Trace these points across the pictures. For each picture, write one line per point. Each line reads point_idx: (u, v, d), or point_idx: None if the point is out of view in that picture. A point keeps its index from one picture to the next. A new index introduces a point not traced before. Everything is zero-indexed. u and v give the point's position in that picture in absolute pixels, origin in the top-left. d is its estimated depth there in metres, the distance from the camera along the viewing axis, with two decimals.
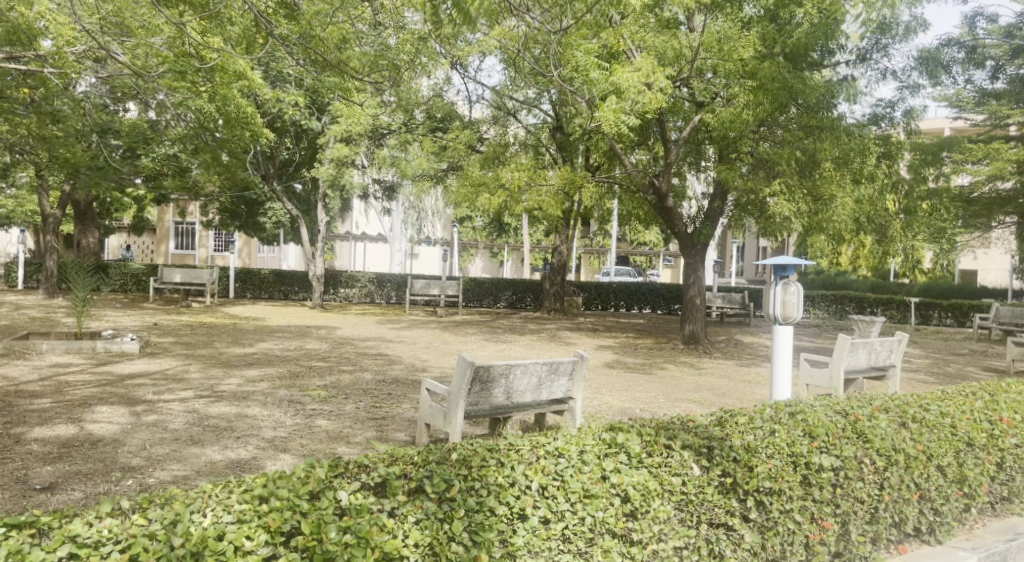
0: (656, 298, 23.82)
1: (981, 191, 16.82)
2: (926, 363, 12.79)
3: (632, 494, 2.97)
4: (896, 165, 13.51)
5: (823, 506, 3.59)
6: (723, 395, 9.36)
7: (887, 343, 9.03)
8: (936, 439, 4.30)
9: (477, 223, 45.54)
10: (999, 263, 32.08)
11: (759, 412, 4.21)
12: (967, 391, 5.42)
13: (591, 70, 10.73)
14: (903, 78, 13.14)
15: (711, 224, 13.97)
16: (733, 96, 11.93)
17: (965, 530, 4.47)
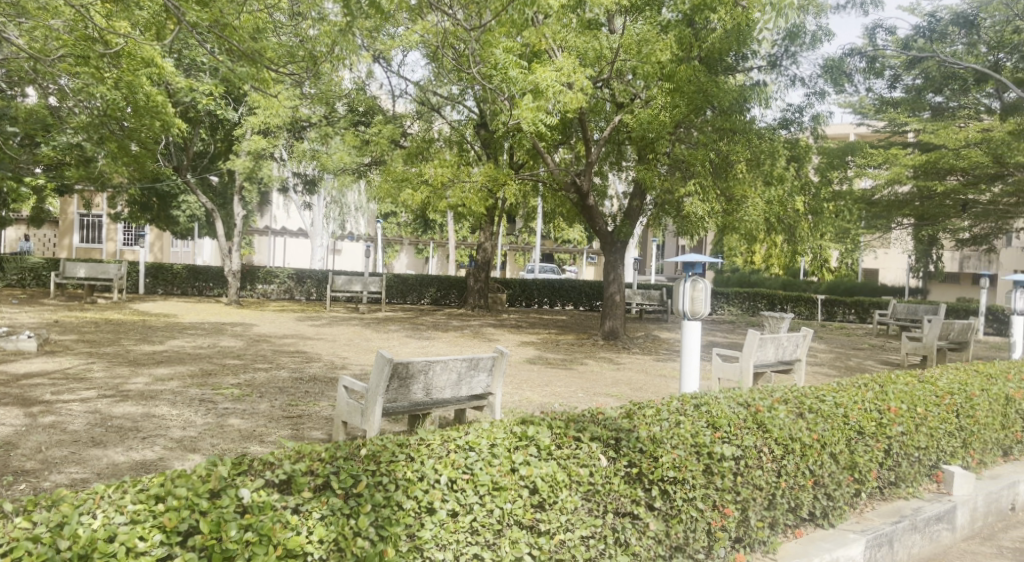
0: (579, 295, 24.15)
1: (882, 195, 18.07)
2: (829, 357, 13.43)
3: (541, 486, 3.05)
4: (803, 169, 14.14)
5: (724, 494, 3.75)
6: (639, 389, 9.60)
7: (794, 338, 9.45)
8: (830, 428, 4.56)
9: (401, 219, 45.24)
10: (898, 263, 33.86)
11: (665, 404, 4.37)
12: (860, 382, 5.75)
13: (509, 68, 10.73)
14: (810, 84, 13.74)
15: (631, 222, 14.26)
16: (651, 97, 12.23)
17: (856, 514, 4.75)
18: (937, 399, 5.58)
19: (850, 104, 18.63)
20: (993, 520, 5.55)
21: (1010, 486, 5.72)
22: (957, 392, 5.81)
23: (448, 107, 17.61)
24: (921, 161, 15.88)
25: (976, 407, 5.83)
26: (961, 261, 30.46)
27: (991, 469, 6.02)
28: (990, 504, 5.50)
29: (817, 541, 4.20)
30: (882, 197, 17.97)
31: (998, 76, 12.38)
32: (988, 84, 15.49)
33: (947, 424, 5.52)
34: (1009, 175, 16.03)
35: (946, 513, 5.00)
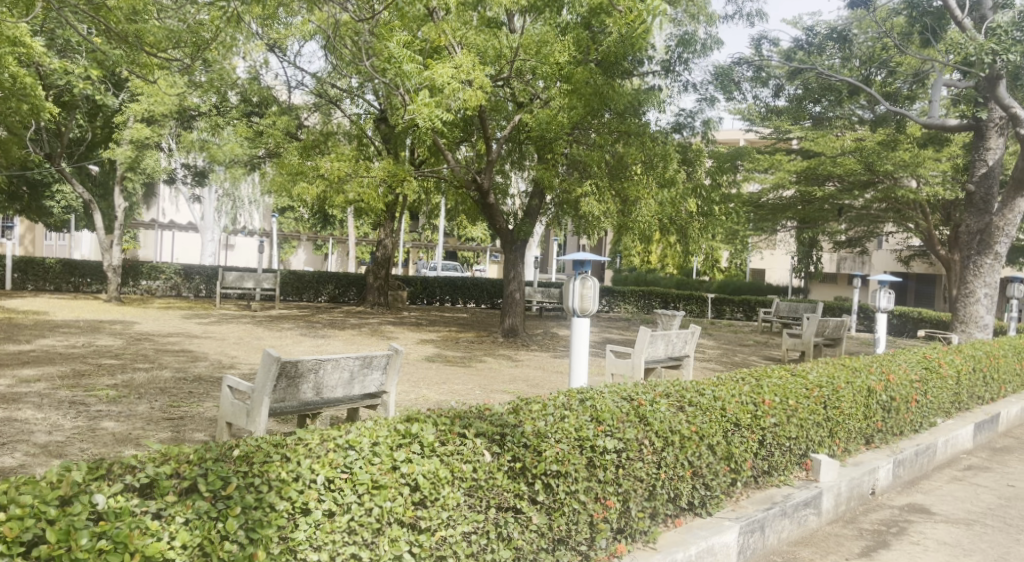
0: (480, 293, 24.23)
1: (768, 198, 18.97)
2: (717, 353, 14.00)
3: (422, 483, 3.02)
4: (694, 173, 14.70)
5: (606, 486, 3.85)
6: (535, 386, 9.71)
7: (682, 334, 9.78)
8: (708, 421, 4.79)
9: (299, 214, 44.08)
10: (782, 263, 35.69)
11: (552, 399, 4.44)
12: (738, 376, 6.04)
13: (404, 63, 10.55)
14: (701, 91, 14.29)
15: (531, 220, 14.38)
16: (551, 98, 12.37)
17: (732, 502, 4.99)
18: (807, 391, 5.93)
19: (739, 110, 19.49)
20: (856, 504, 5.96)
21: (871, 472, 6.16)
22: (826, 385, 6.19)
23: (347, 101, 17.29)
24: (802, 168, 16.81)
25: (842, 399, 6.23)
26: (838, 261, 32.44)
27: (854, 456, 6.46)
28: (853, 489, 5.90)
29: (694, 529, 4.41)
30: (768, 200, 18.86)
31: (870, 90, 13.27)
32: (861, 97, 16.54)
33: (816, 415, 5.88)
34: (880, 181, 17.20)
35: (813, 498, 5.34)
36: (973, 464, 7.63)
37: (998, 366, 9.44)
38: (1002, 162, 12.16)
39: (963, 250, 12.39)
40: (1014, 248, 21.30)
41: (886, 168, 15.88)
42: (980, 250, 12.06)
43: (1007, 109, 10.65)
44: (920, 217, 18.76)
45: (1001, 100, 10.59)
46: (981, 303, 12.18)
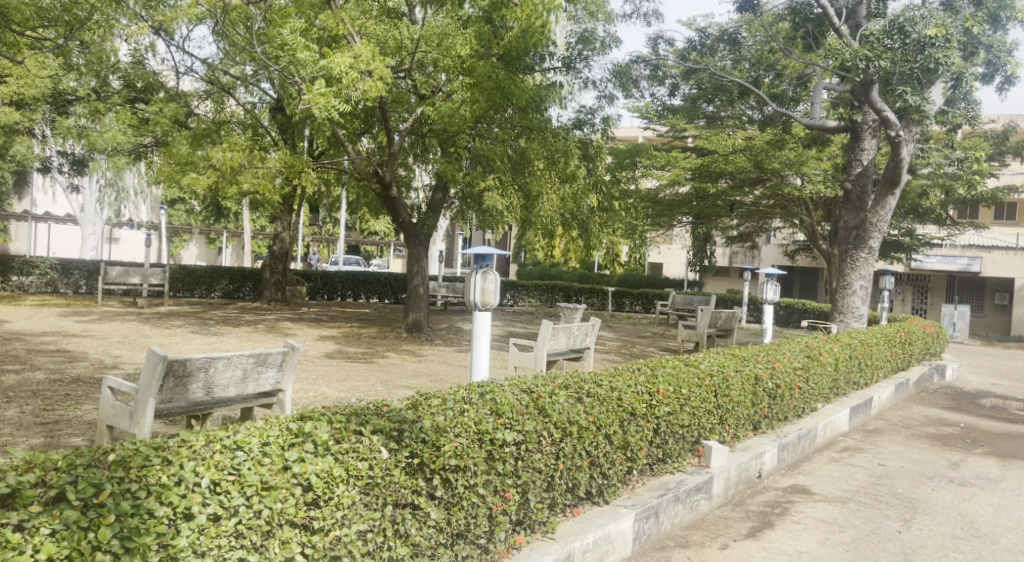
0: (384, 288, 23.90)
1: (664, 194, 19.57)
2: (617, 345, 14.33)
3: (315, 483, 2.93)
4: (595, 168, 14.97)
5: (505, 479, 3.87)
6: (438, 380, 9.66)
7: (582, 328, 9.94)
8: (605, 411, 4.90)
9: (191, 207, 42.24)
10: (678, 257, 36.97)
11: (452, 393, 4.41)
12: (635, 367, 6.20)
13: (298, 51, 10.20)
14: (601, 88, 14.56)
15: (434, 214, 14.26)
16: (452, 91, 12.30)
17: (628, 489, 5.17)
18: (699, 380, 6.15)
19: (637, 108, 19.99)
20: (744, 487, 6.25)
21: (757, 456, 6.46)
22: (716, 374, 6.44)
23: (241, 88, 16.65)
24: (696, 165, 17.39)
25: (731, 387, 6.50)
26: (730, 255, 33.85)
27: (743, 441, 6.78)
28: (742, 473, 6.18)
29: (592, 518, 4.54)
30: (665, 196, 19.44)
31: (758, 91, 13.89)
32: (751, 98, 17.28)
33: (707, 403, 6.10)
34: (768, 179, 18.04)
35: (704, 483, 5.57)
36: (848, 445, 8.13)
37: (872, 352, 10.10)
38: (875, 161, 13.02)
39: (843, 244, 13.18)
40: (886, 243, 22.85)
41: (774, 166, 16.71)
42: (856, 244, 12.87)
43: (879, 112, 11.39)
44: (804, 213, 19.81)
45: (874, 104, 11.31)
46: (857, 294, 12.96)
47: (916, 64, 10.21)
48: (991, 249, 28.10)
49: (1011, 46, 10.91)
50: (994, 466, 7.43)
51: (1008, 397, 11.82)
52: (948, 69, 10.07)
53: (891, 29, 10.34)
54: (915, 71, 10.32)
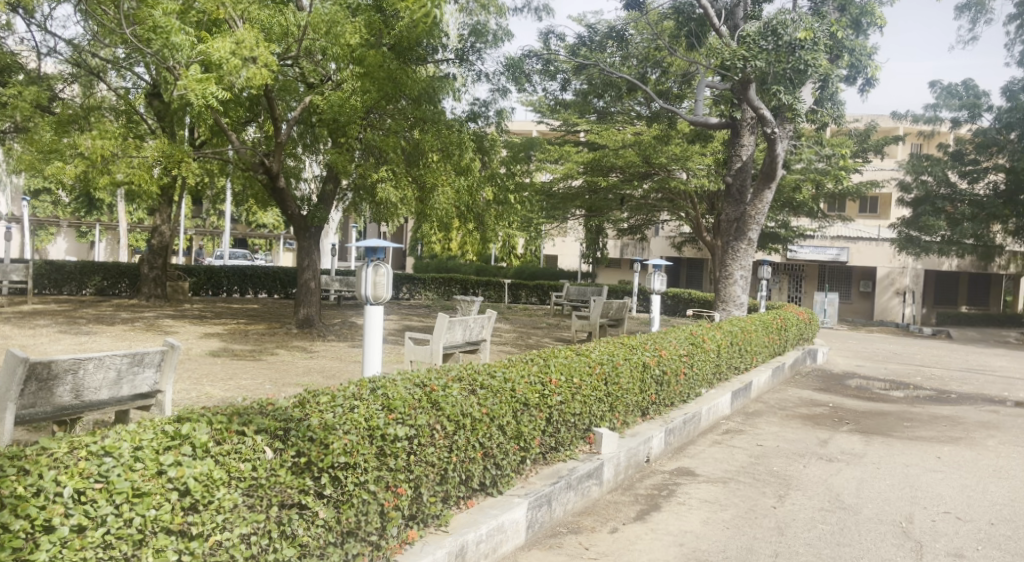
0: (273, 283, 23.31)
1: (559, 187, 19.86)
2: (513, 337, 14.44)
3: (193, 487, 2.80)
4: (490, 160, 14.98)
5: (397, 474, 3.84)
6: (330, 377, 9.45)
7: (479, 320, 9.95)
8: (499, 403, 4.94)
9: (59, 198, 39.46)
10: (572, 249, 37.71)
11: (342, 390, 4.32)
12: (528, 358, 6.28)
13: (171, 34, 9.61)
14: (494, 81, 14.58)
15: (324, 206, 13.87)
16: (343, 80, 12.01)
17: (521, 479, 5.25)
18: (590, 369, 6.30)
19: (531, 102, 20.21)
20: (633, 471, 6.46)
21: (645, 441, 6.68)
22: (606, 362, 6.61)
23: (113, 72, 15.65)
24: (588, 159, 17.71)
25: (621, 375, 6.69)
26: (621, 248, 34.78)
27: (632, 427, 7.00)
28: (631, 458, 6.38)
29: (486, 509, 4.60)
30: (559, 189, 19.72)
31: (646, 87, 14.30)
32: (639, 94, 17.79)
33: (598, 391, 6.26)
34: (656, 173, 18.61)
35: (595, 469, 5.72)
36: (730, 427, 8.55)
37: (751, 339, 10.64)
38: (753, 156, 13.72)
39: (725, 236, 13.78)
40: (764, 234, 24.11)
41: (661, 160, 17.27)
42: (736, 236, 13.51)
43: (756, 110, 11.97)
44: (690, 207, 20.61)
45: (752, 102, 11.88)
46: (737, 283, 13.61)
47: (787, 64, 10.80)
48: (856, 240, 30.16)
49: (871, 51, 11.68)
50: (858, 442, 8.00)
51: (871, 377, 12.75)
52: (816, 70, 10.73)
53: (765, 31, 10.86)
54: (788, 71, 10.90)
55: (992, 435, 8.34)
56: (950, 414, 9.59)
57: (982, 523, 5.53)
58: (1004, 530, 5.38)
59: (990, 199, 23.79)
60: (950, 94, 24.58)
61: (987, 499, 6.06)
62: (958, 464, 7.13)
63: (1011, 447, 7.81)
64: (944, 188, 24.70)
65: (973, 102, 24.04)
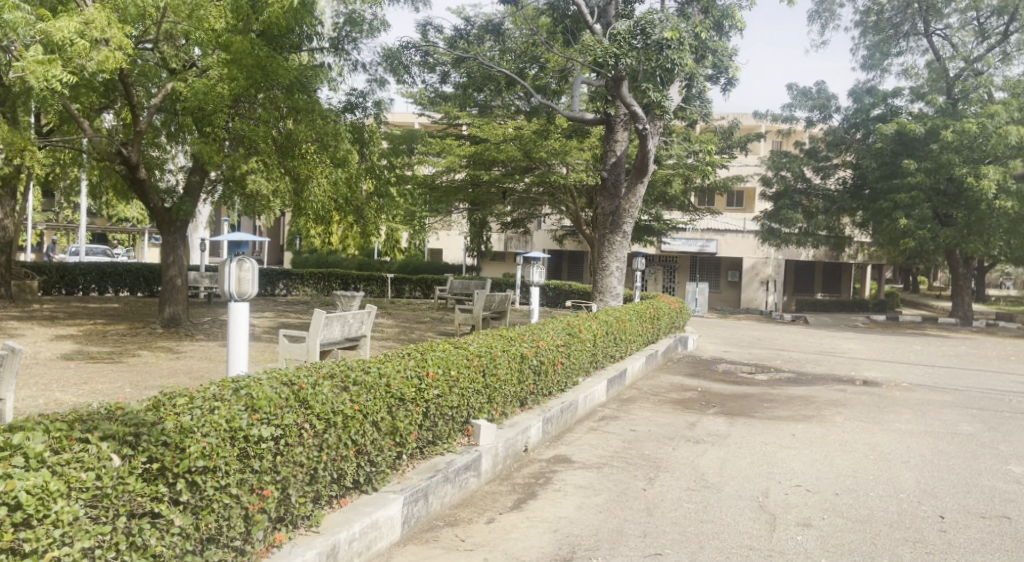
0: (135, 279, 21.71)
1: (441, 180, 19.79)
2: (395, 331, 14.27)
3: (25, 500, 2.61)
4: (369, 152, 14.63)
5: (263, 476, 3.70)
6: (198, 377, 9.02)
7: (358, 315, 9.75)
8: (372, 399, 4.86)
9: None
10: (456, 243, 37.75)
11: (202, 391, 4.12)
12: (405, 352, 6.21)
13: (4, 11, 8.77)
14: (371, 71, 14.28)
15: (190, 200, 13.16)
16: (208, 67, 11.45)
17: (398, 475, 5.22)
18: (468, 361, 6.30)
19: (411, 94, 20.05)
20: (511, 461, 6.53)
21: (523, 431, 6.77)
22: (484, 354, 6.64)
23: None
24: (470, 152, 17.68)
25: (499, 366, 6.74)
26: (505, 241, 35.10)
27: (510, 417, 7.08)
28: (509, 448, 6.46)
29: (359, 507, 4.54)
30: (442, 182, 19.65)
31: (524, 82, 14.41)
32: (518, 89, 17.96)
33: (475, 383, 6.27)
34: (537, 168, 18.83)
35: (472, 461, 5.75)
36: (606, 414, 8.81)
37: (625, 328, 10.99)
38: (627, 152, 14.16)
39: (601, 229, 14.15)
40: (640, 227, 24.98)
41: (542, 155, 17.48)
42: (612, 229, 13.92)
43: (629, 106, 12.33)
44: (570, 200, 21.01)
45: (624, 98, 12.26)
46: (613, 275, 14.03)
47: (656, 63, 11.22)
48: (724, 232, 31.78)
49: (732, 53, 12.33)
50: (723, 424, 8.45)
51: (736, 362, 13.50)
52: (682, 69, 11.22)
53: (635, 30, 11.18)
54: (656, 69, 11.35)
55: (840, 412, 9.03)
56: (804, 394, 10.30)
57: (829, 493, 5.97)
58: (848, 499, 5.84)
59: (840, 193, 25.66)
60: (804, 95, 26.28)
61: (834, 471, 6.55)
62: (810, 440, 7.66)
63: (855, 422, 8.48)
64: (800, 182, 26.46)
65: (824, 102, 25.84)
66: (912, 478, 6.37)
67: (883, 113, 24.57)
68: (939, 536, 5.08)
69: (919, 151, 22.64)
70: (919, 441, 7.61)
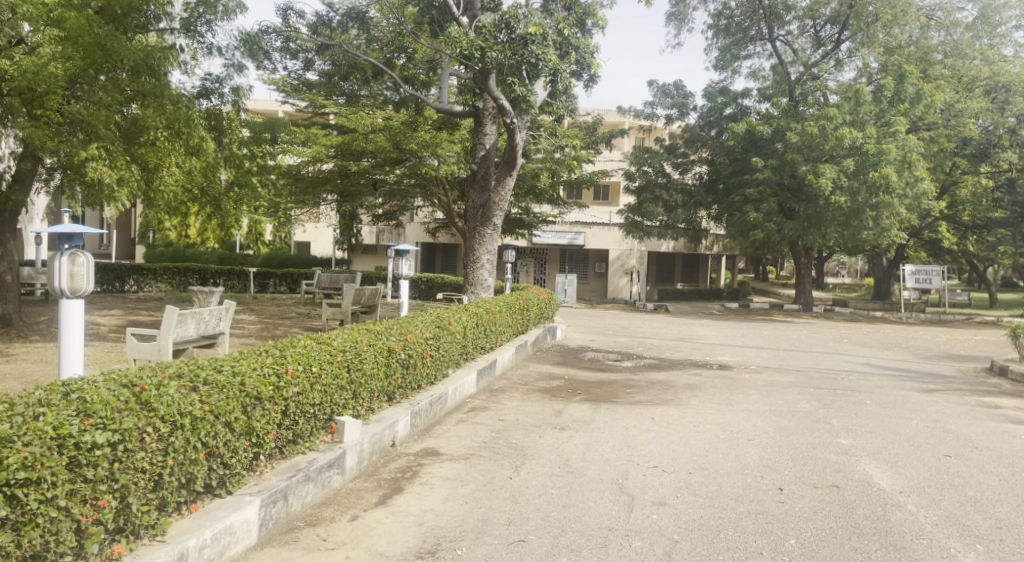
0: None
1: (307, 170, 19.22)
2: (258, 328, 13.70)
3: None
4: (228, 142, 13.72)
5: (98, 485, 3.45)
6: (30, 382, 8.27)
7: (215, 311, 9.28)
8: (224, 398, 4.61)
9: None
10: (325, 235, 36.85)
11: (26, 396, 3.79)
12: (263, 350, 5.98)
13: None
14: (228, 56, 13.63)
15: (21, 189, 12.04)
16: (39, 44, 10.56)
17: (255, 477, 5.03)
18: (330, 357, 6.13)
19: (273, 80, 19.27)
20: (377, 457, 6.44)
21: (390, 426, 6.69)
22: (348, 350, 6.48)
23: None
24: (338, 143, 17.04)
25: (364, 361, 6.61)
26: (377, 233, 34.53)
27: (377, 413, 6.97)
28: (375, 444, 6.36)
29: (211, 512, 4.33)
30: (308, 172, 19.10)
31: (391, 72, 14.08)
32: (385, 79, 17.72)
33: (339, 379, 6.11)
34: (407, 160, 18.39)
35: (335, 459, 5.62)
36: (475, 406, 8.85)
37: (495, 319, 11.08)
38: (496, 145, 14.27)
39: (471, 222, 14.23)
40: (511, 220, 25.32)
41: (411, 147, 17.22)
42: (482, 221, 14.02)
43: (496, 100, 12.47)
44: (441, 193, 20.85)
45: (491, 93, 12.31)
46: (484, 267, 14.10)
47: (521, 57, 11.32)
48: (592, 225, 32.72)
49: (594, 50, 12.68)
50: (588, 410, 8.69)
51: (602, 350, 13.96)
52: (546, 65, 11.37)
53: (500, 23, 11.36)
54: (521, 64, 11.43)
55: (695, 395, 9.53)
56: (663, 379, 10.78)
57: (682, 473, 6.29)
58: (699, 477, 6.17)
59: (697, 188, 27.07)
60: (664, 93, 27.47)
61: (688, 451, 6.90)
62: (668, 422, 8.04)
63: (708, 404, 8.98)
64: (661, 177, 27.59)
65: (681, 101, 27.11)
66: (757, 454, 6.81)
67: (734, 112, 26.18)
68: (778, 507, 5.46)
69: (766, 149, 24.21)
70: (764, 420, 8.15)
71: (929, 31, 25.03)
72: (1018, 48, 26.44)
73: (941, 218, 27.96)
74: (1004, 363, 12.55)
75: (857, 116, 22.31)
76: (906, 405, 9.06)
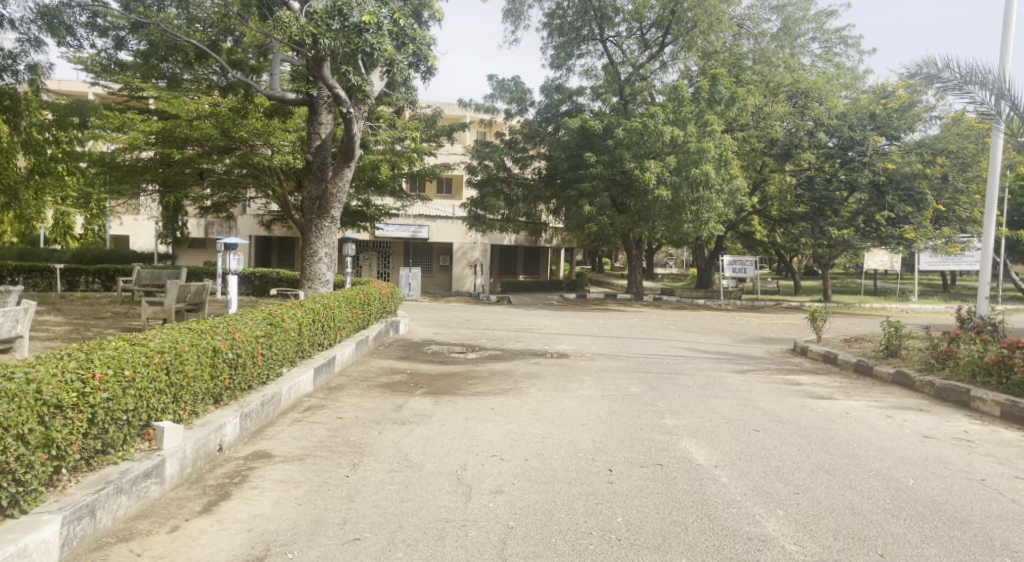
0: None
1: (122, 159, 17.70)
2: (66, 329, 12.47)
3: None
4: (26, 124, 12.48)
5: None
6: None
7: (9, 313, 8.32)
8: (14, 409, 4.19)
9: None
10: (146, 229, 34.25)
11: None
12: (65, 353, 5.43)
13: None
14: (22, 29, 12.29)
15: None
16: None
17: (56, 493, 4.59)
18: (146, 359, 5.67)
19: (78, 59, 17.59)
20: (202, 463, 6.07)
21: (216, 430, 6.31)
22: (167, 350, 6.01)
23: None
24: (157, 129, 15.92)
25: (185, 362, 6.19)
26: (206, 227, 32.61)
27: (202, 416, 6.57)
28: (199, 449, 5.97)
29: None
30: (123, 161, 17.60)
31: (216, 56, 13.23)
32: (210, 64, 16.64)
33: (156, 383, 5.68)
34: (236, 148, 17.53)
35: (153, 468, 5.23)
36: (312, 405, 8.53)
37: (333, 314, 10.76)
38: (332, 135, 13.86)
39: (308, 214, 13.74)
40: (350, 212, 24.75)
41: (241, 135, 16.41)
42: (319, 214, 13.60)
43: (331, 89, 12.20)
44: (275, 183, 20.05)
45: (325, 80, 12.09)
46: (322, 261, 13.70)
47: (355, 46, 11.05)
48: (435, 218, 32.72)
49: (430, 41, 12.62)
50: (429, 403, 8.66)
51: (444, 343, 13.98)
52: (382, 55, 11.17)
53: (332, 11, 11.00)
54: (356, 52, 11.15)
55: (533, 384, 9.77)
56: (504, 369, 10.95)
57: (519, 460, 6.42)
58: (535, 463, 6.33)
59: (536, 182, 27.78)
60: (503, 88, 27.90)
61: (525, 439, 7.04)
62: (506, 412, 8.18)
63: (545, 392, 9.23)
64: (502, 171, 28.00)
65: (520, 97, 27.66)
66: (589, 438, 7.09)
67: (569, 109, 27.03)
68: (607, 488, 5.71)
69: (599, 145, 25.28)
70: (596, 405, 8.49)
71: (740, 40, 27.91)
72: (815, 58, 29.22)
73: (754, 213, 30.47)
74: (804, 344, 13.86)
75: (679, 115, 23.79)
76: (723, 386, 9.78)
